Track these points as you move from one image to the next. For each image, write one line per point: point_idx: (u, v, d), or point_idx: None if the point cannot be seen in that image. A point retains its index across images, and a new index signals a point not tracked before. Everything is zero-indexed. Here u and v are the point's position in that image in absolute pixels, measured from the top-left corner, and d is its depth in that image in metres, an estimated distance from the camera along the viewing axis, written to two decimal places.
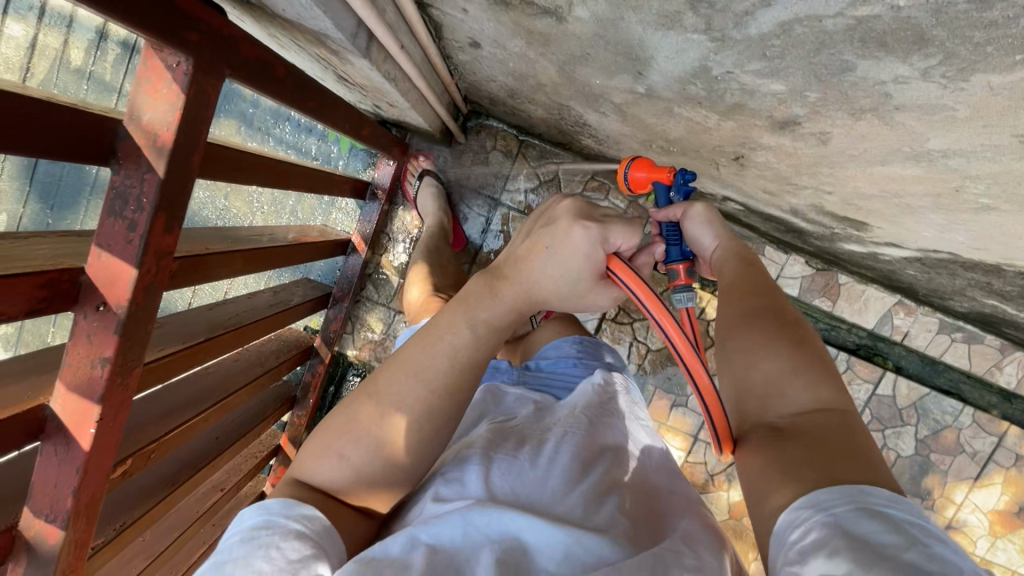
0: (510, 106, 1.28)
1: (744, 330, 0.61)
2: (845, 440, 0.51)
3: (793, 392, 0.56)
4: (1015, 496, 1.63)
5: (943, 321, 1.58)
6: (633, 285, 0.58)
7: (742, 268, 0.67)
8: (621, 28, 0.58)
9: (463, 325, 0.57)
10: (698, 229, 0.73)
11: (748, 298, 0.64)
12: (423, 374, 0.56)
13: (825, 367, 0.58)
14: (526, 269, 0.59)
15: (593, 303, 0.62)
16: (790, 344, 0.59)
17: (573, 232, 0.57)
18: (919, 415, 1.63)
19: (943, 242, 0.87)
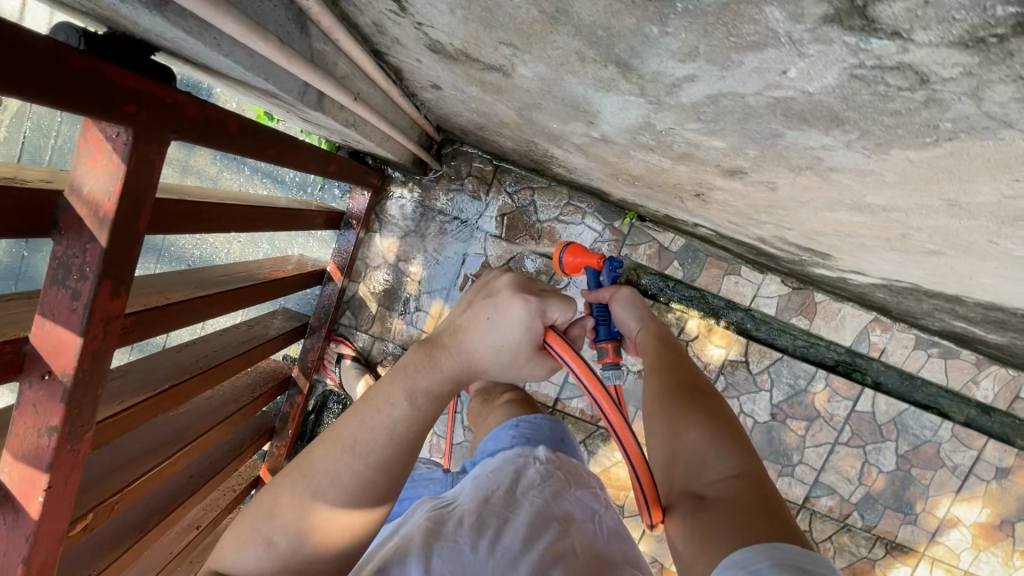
0: (481, 136, 1.28)
1: (666, 402, 0.67)
2: (757, 504, 0.55)
3: (711, 461, 0.60)
4: (995, 509, 1.64)
5: (919, 337, 1.59)
6: (568, 359, 0.59)
7: (664, 348, 0.75)
8: (564, 86, 0.59)
9: (398, 399, 0.55)
10: (625, 310, 0.79)
11: (671, 377, 0.70)
12: (360, 449, 0.53)
13: (739, 439, 0.62)
14: (461, 341, 0.58)
15: (523, 376, 0.61)
16: (706, 417, 0.64)
17: (515, 305, 0.57)
18: (899, 431, 1.64)
19: (904, 275, 0.88)
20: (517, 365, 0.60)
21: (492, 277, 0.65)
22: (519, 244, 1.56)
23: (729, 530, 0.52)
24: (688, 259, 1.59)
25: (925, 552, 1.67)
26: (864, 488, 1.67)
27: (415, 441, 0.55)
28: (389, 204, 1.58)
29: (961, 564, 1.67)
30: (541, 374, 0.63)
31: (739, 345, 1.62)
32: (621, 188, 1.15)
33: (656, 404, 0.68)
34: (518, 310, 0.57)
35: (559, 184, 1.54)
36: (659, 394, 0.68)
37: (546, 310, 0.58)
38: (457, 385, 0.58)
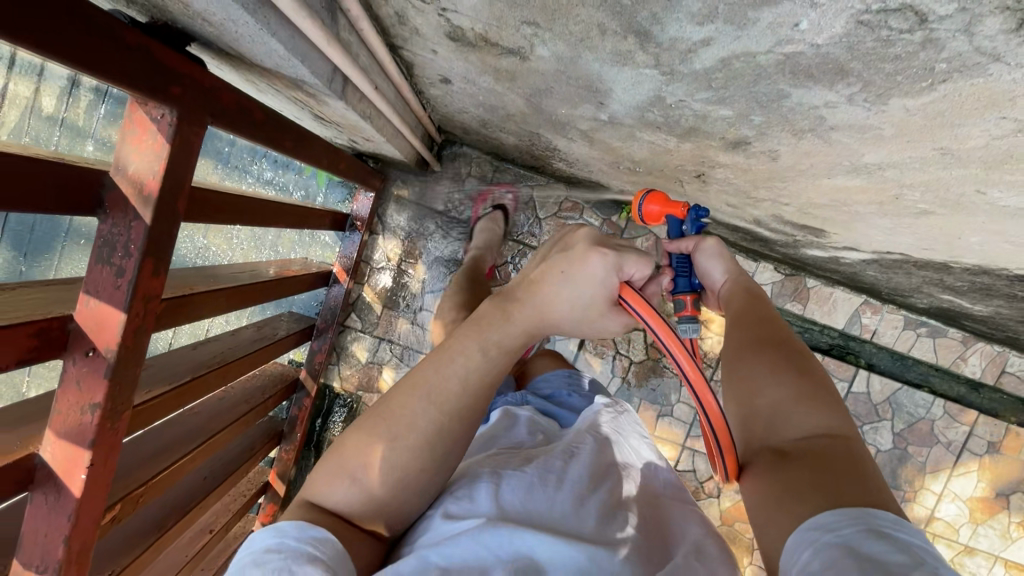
0: (483, 134, 1.32)
1: (749, 356, 0.61)
2: (851, 470, 0.49)
3: (798, 421, 0.55)
4: (989, 482, 1.70)
5: (907, 318, 1.66)
6: (645, 313, 0.59)
7: (749, 299, 0.67)
8: (580, 65, 0.63)
9: (476, 349, 0.58)
10: (709, 262, 0.72)
11: (755, 329, 0.63)
12: (437, 396, 0.57)
13: (833, 401, 0.56)
14: (540, 297, 0.59)
15: (598, 331, 0.62)
16: (796, 374, 0.57)
17: (596, 258, 0.57)
18: (894, 410, 1.69)
19: (894, 245, 0.93)
20: (592, 321, 0.61)
21: (567, 233, 0.64)
22: (520, 242, 1.60)
23: (819, 491, 0.48)
24: None
25: (926, 527, 1.72)
26: None
27: (488, 391, 0.59)
28: (391, 208, 1.61)
29: (961, 538, 1.71)
30: (619, 328, 0.63)
31: None
32: (621, 178, 1.20)
33: (738, 356, 0.62)
34: (596, 264, 0.57)
35: (557, 182, 1.59)
36: (744, 345, 0.62)
37: (626, 266, 0.59)
38: (531, 338, 0.61)
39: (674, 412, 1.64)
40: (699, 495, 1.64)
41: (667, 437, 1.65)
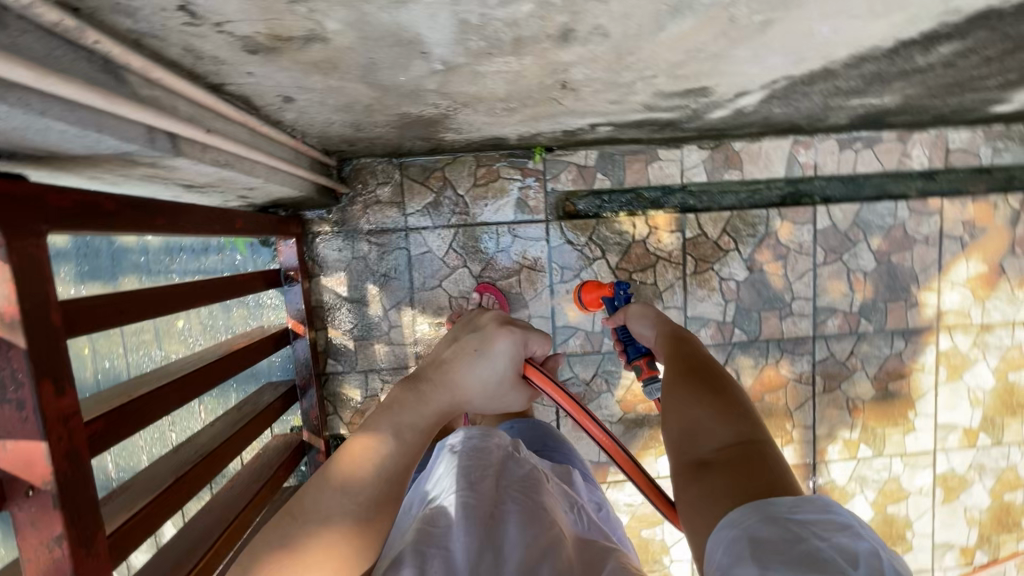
0: (365, 138, 1.30)
1: (676, 383, 0.74)
2: (765, 470, 0.58)
3: (722, 434, 0.64)
4: (976, 257, 1.73)
5: (840, 141, 1.66)
6: (541, 380, 0.91)
7: (686, 348, 0.83)
8: (372, 21, 0.61)
9: (397, 431, 0.72)
10: (637, 322, 1.05)
11: (683, 366, 0.77)
12: (353, 488, 0.66)
13: (750, 417, 0.66)
14: (454, 378, 0.81)
15: (510, 401, 0.91)
16: (712, 393, 0.70)
17: (500, 344, 0.85)
18: (864, 229, 1.70)
19: (771, 70, 0.93)
20: (497, 390, 0.87)
21: (475, 316, 0.95)
22: (455, 225, 1.60)
23: (739, 489, 0.56)
24: (608, 167, 1.62)
25: (939, 322, 1.75)
26: (862, 295, 1.72)
27: (400, 474, 0.70)
28: (320, 245, 1.57)
29: (973, 318, 1.76)
30: (522, 400, 0.93)
31: (691, 222, 1.66)
32: (509, 122, 1.19)
33: (673, 389, 0.73)
34: (503, 341, 0.85)
35: (462, 154, 1.57)
36: (678, 379, 0.74)
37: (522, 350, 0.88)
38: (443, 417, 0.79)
39: None
40: None
41: None
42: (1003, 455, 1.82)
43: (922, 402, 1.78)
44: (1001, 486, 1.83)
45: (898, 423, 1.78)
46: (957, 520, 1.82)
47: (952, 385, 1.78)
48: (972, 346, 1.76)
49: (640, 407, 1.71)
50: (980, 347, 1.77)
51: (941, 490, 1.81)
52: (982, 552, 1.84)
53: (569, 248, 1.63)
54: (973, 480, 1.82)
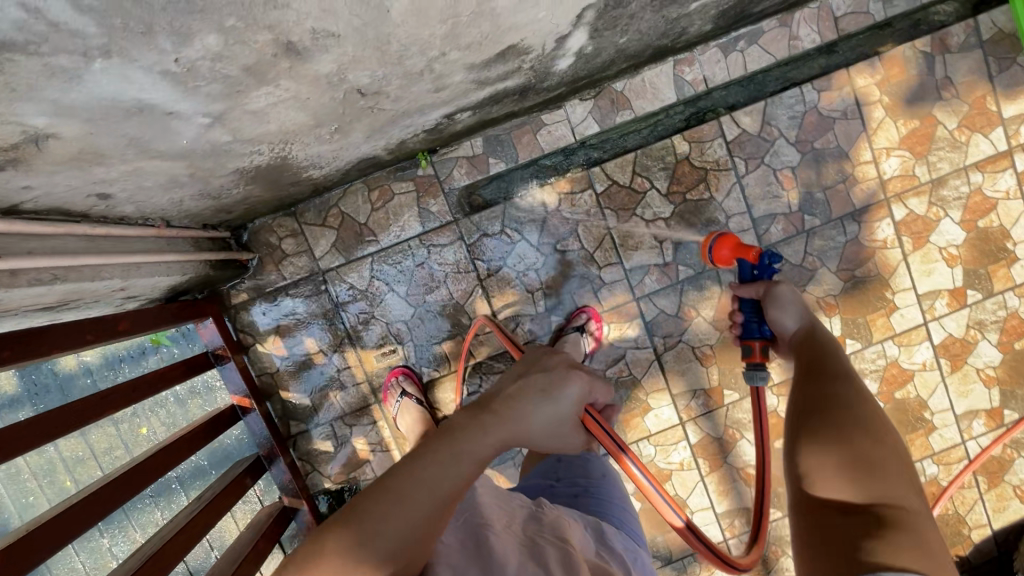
0: (234, 203, 1.29)
1: (836, 418, 0.89)
2: (919, 532, 0.71)
3: (888, 487, 0.77)
4: (903, 115, 1.64)
5: (722, 45, 1.59)
6: (596, 428, 0.95)
7: (845, 385, 0.98)
8: (72, 104, 0.59)
9: (456, 457, 0.72)
10: (782, 311, 1.26)
11: (850, 410, 0.90)
12: (411, 501, 0.66)
13: (915, 488, 0.79)
14: (520, 417, 0.84)
15: (569, 442, 0.94)
16: (877, 448, 0.83)
17: (568, 388, 0.91)
18: (776, 125, 1.63)
19: (560, 7, 0.88)
20: (558, 430, 0.89)
21: (541, 356, 0.99)
22: (368, 254, 1.58)
23: (902, 538, 0.69)
24: (498, 149, 1.58)
25: (886, 192, 1.66)
26: (797, 191, 1.65)
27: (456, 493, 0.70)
28: (246, 315, 1.58)
29: (920, 177, 1.66)
30: (579, 440, 0.96)
31: (598, 175, 1.62)
32: (355, 141, 1.16)
33: (833, 427, 0.87)
34: (571, 386, 0.91)
35: (351, 183, 1.55)
36: (845, 418, 0.88)
37: (580, 397, 0.92)
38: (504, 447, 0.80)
39: (606, 279, 1.64)
40: (684, 328, 1.66)
41: (618, 304, 1.65)
42: (1000, 305, 1.71)
43: (896, 278, 1.69)
44: (1009, 337, 1.72)
45: (879, 306, 1.70)
46: (973, 384, 1.73)
47: (923, 251, 1.69)
48: (929, 206, 1.67)
49: (611, 372, 1.68)
50: (938, 204, 1.67)
51: (946, 359, 1.72)
52: (1011, 410, 1.73)
53: (487, 241, 1.60)
54: (977, 339, 1.72)
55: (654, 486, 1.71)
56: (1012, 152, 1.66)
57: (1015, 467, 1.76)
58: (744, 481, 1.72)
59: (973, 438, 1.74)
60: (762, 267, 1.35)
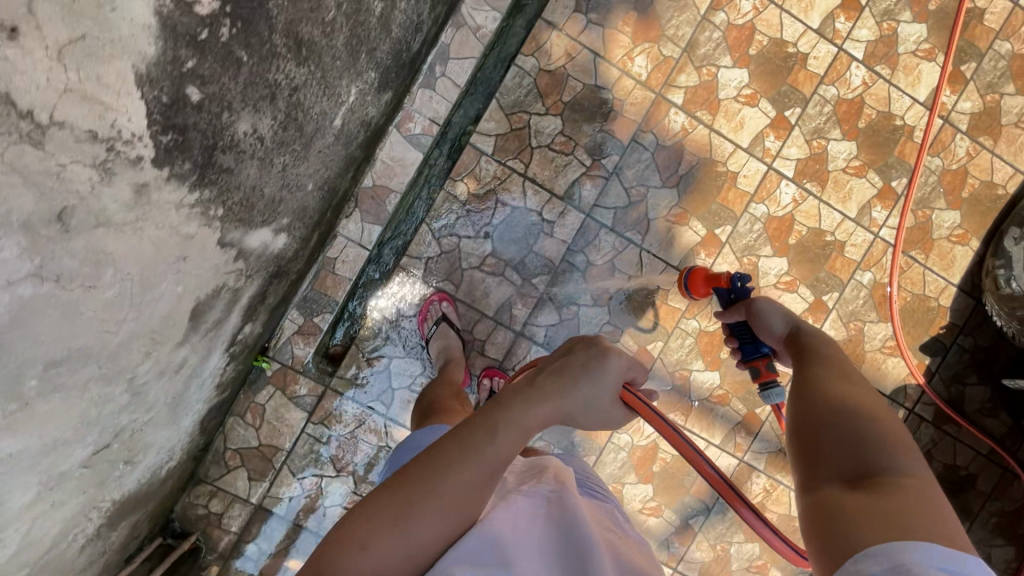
0: (128, 533, 1.35)
1: (839, 391, 0.85)
2: (914, 505, 0.66)
3: (885, 460, 0.73)
4: (617, 19, 1.60)
5: (424, 83, 1.57)
6: (638, 402, 0.89)
7: (827, 366, 0.94)
8: None
9: (498, 434, 0.78)
10: (769, 315, 1.14)
11: (849, 387, 0.86)
12: (451, 468, 0.76)
13: (920, 462, 0.74)
14: (564, 397, 0.83)
15: (609, 420, 0.90)
16: (880, 420, 0.78)
17: (609, 360, 0.86)
18: (519, 109, 1.61)
19: (191, 272, 0.90)
20: (603, 409, 0.87)
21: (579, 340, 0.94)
22: (281, 464, 1.63)
23: (890, 510, 0.65)
24: (314, 305, 1.60)
25: (653, 90, 1.63)
26: (579, 148, 1.63)
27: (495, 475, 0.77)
28: None
29: (673, 54, 1.63)
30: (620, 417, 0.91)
31: (411, 261, 1.63)
32: (168, 433, 1.20)
33: (823, 398, 0.84)
34: (613, 359, 0.87)
35: (223, 424, 1.60)
36: (830, 377, 0.89)
37: (626, 366, 0.88)
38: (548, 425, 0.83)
39: (482, 336, 1.66)
40: (575, 324, 1.68)
41: (509, 348, 1.67)
42: (822, 102, 1.68)
43: (718, 150, 1.67)
44: (848, 122, 1.69)
45: (721, 184, 1.68)
46: (847, 183, 1.71)
47: (722, 111, 1.66)
48: (698, 72, 1.64)
49: None
50: (706, 64, 1.64)
51: (809, 182, 1.70)
52: (896, 180, 1.71)
53: (365, 381, 1.64)
54: (823, 145, 1.69)
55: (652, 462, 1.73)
56: None
57: (934, 222, 1.73)
58: (719, 404, 1.73)
59: (883, 225, 1.72)
60: (736, 290, 1.30)
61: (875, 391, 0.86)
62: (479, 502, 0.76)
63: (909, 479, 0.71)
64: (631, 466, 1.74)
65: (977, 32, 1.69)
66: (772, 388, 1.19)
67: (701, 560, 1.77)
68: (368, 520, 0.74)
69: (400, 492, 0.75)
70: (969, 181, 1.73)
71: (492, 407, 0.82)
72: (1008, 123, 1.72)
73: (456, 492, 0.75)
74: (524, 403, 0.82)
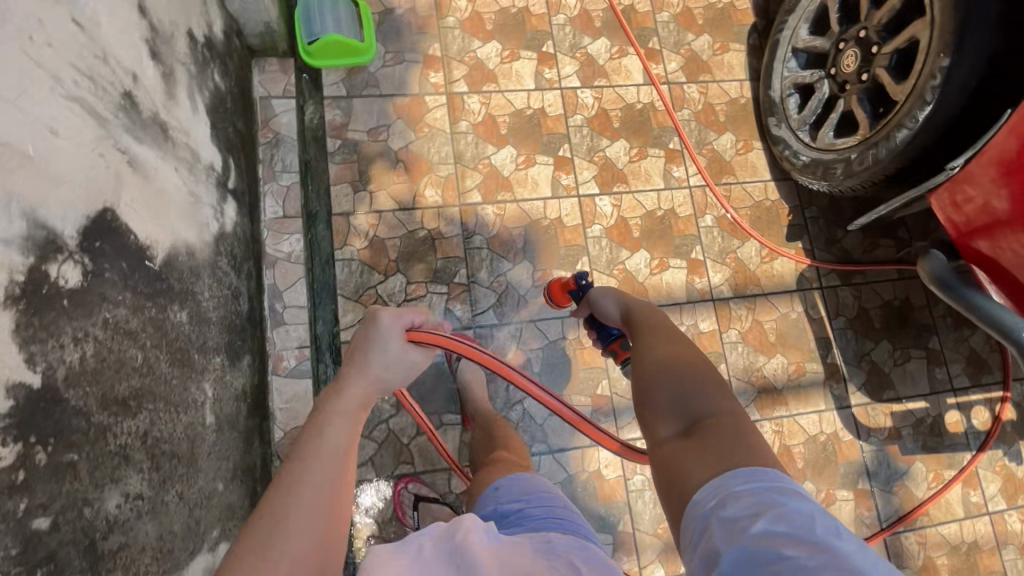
0: None
1: (661, 352, 1.05)
2: (723, 434, 0.86)
3: (701, 405, 0.93)
4: (393, 178, 1.84)
5: (274, 324, 1.67)
6: (425, 335, 1.08)
7: (653, 333, 1.15)
8: None
9: (332, 424, 0.91)
10: (602, 297, 1.37)
11: (670, 346, 1.06)
12: (305, 467, 0.84)
13: (726, 397, 0.95)
14: (365, 370, 1.01)
15: (410, 364, 1.08)
16: (694, 371, 0.99)
17: (382, 323, 1.07)
18: (363, 289, 1.76)
19: None
20: (404, 366, 1.07)
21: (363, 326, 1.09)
22: None
23: (705, 449, 0.84)
24: None
25: (455, 205, 1.85)
26: (430, 284, 1.78)
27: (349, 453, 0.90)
28: None
29: (450, 172, 1.87)
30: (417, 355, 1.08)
31: (360, 470, 1.65)
32: None
33: (650, 362, 1.04)
34: (386, 318, 1.07)
35: None
36: (654, 341, 1.09)
37: (396, 319, 1.08)
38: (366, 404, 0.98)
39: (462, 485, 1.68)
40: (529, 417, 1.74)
41: None
42: (578, 129, 1.97)
43: (533, 212, 1.88)
44: (607, 130, 1.99)
45: (555, 232, 1.88)
46: (641, 168, 1.97)
47: (515, 183, 1.90)
48: (478, 171, 1.89)
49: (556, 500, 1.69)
50: (479, 163, 1.89)
51: (614, 186, 1.94)
52: (671, 143, 2.01)
53: None
54: (603, 156, 1.96)
55: None
56: (450, 94, 1.93)
57: (719, 150, 2.02)
58: None
59: (688, 177, 1.99)
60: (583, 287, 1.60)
61: (690, 343, 1.07)
62: (337, 478, 0.85)
63: (720, 414, 0.91)
64: None
65: (640, 19, 2.09)
66: (625, 363, 1.45)
67: None
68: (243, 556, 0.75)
69: (264, 517, 0.78)
70: (717, 108, 2.05)
71: (320, 407, 0.95)
72: (708, 57, 2.09)
73: (316, 480, 0.83)
74: (338, 390, 0.98)
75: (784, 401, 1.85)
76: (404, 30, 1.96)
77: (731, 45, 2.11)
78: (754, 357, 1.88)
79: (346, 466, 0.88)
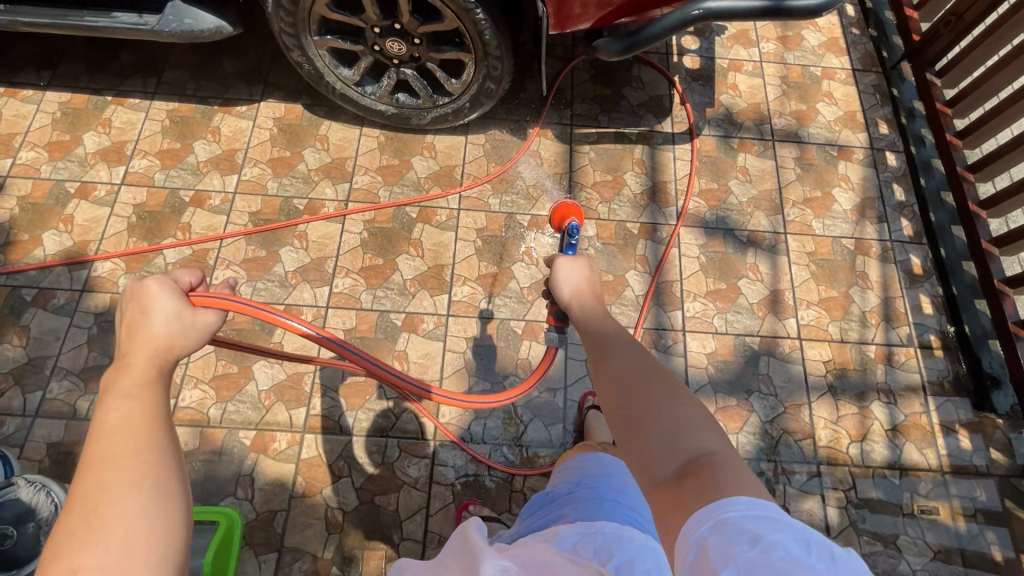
0: None
1: (632, 378, 0.88)
2: (726, 474, 0.73)
3: (685, 440, 0.80)
4: (386, 510, 1.65)
5: None
6: (208, 296, 0.94)
7: (606, 344, 0.96)
8: None
9: (126, 397, 0.74)
10: (563, 274, 1.10)
11: (633, 363, 0.91)
12: (130, 432, 0.70)
13: (713, 426, 0.82)
14: (147, 330, 0.83)
15: (210, 322, 0.89)
16: (676, 401, 0.84)
17: (151, 287, 0.86)
18: None
19: None
20: (188, 322, 0.87)
21: (132, 293, 0.86)
22: None
23: (708, 484, 0.72)
24: None
25: (435, 446, 1.72)
26: (514, 487, 1.70)
27: (160, 403, 0.75)
28: None
29: (398, 444, 1.72)
30: (218, 320, 0.92)
31: None
32: None
33: (623, 390, 0.87)
34: (157, 283, 0.87)
35: None
36: (615, 362, 0.92)
37: (171, 280, 0.89)
38: (158, 368, 0.81)
39: None
40: None
41: None
42: (378, 298, 1.88)
43: (457, 362, 1.82)
44: (384, 270, 1.92)
45: (483, 345, 1.85)
46: (433, 247, 1.96)
47: (423, 375, 1.80)
48: (398, 414, 1.75)
49: (729, 401, 1.85)
50: (388, 411, 1.75)
51: (446, 276, 1.92)
52: (412, 214, 2.00)
53: None
54: (412, 280, 1.91)
55: (720, 291, 1.99)
56: (309, 425, 1.72)
57: (429, 171, 2.07)
58: (646, 263, 2.01)
59: (451, 205, 2.02)
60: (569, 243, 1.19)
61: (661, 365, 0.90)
62: (170, 451, 0.71)
63: (710, 451, 0.78)
64: (733, 305, 1.97)
65: (270, 208, 1.98)
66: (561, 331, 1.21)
67: (764, 218, 2.11)
68: (55, 549, 0.60)
69: (80, 501, 0.63)
70: (386, 160, 2.07)
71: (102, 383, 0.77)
72: (331, 154, 2.07)
73: (147, 438, 0.70)
74: (119, 362, 0.79)
75: (663, 182, 2.14)
76: (210, 469, 1.66)
77: (324, 129, 2.10)
78: (623, 195, 2.10)
79: (162, 432, 0.72)
